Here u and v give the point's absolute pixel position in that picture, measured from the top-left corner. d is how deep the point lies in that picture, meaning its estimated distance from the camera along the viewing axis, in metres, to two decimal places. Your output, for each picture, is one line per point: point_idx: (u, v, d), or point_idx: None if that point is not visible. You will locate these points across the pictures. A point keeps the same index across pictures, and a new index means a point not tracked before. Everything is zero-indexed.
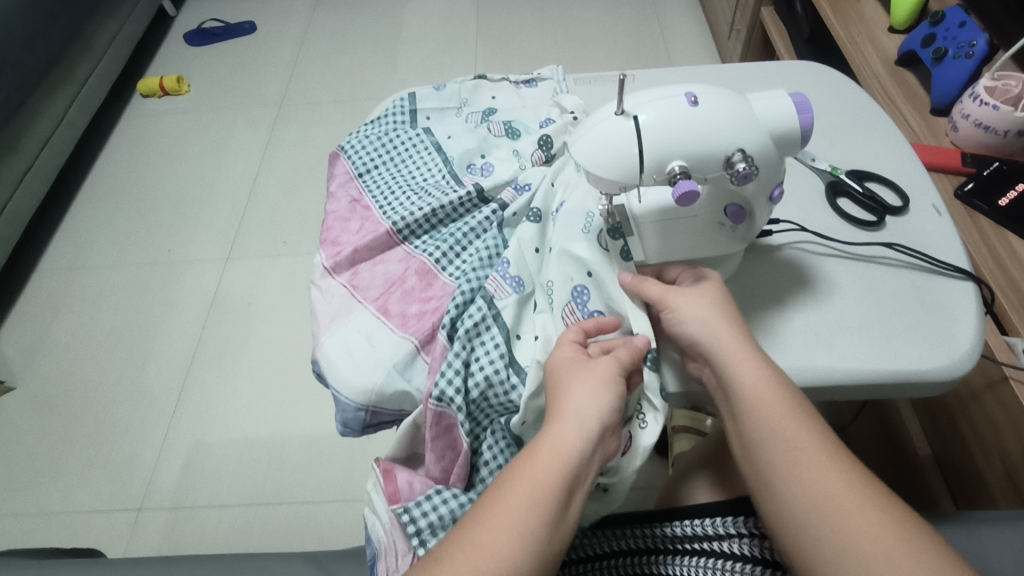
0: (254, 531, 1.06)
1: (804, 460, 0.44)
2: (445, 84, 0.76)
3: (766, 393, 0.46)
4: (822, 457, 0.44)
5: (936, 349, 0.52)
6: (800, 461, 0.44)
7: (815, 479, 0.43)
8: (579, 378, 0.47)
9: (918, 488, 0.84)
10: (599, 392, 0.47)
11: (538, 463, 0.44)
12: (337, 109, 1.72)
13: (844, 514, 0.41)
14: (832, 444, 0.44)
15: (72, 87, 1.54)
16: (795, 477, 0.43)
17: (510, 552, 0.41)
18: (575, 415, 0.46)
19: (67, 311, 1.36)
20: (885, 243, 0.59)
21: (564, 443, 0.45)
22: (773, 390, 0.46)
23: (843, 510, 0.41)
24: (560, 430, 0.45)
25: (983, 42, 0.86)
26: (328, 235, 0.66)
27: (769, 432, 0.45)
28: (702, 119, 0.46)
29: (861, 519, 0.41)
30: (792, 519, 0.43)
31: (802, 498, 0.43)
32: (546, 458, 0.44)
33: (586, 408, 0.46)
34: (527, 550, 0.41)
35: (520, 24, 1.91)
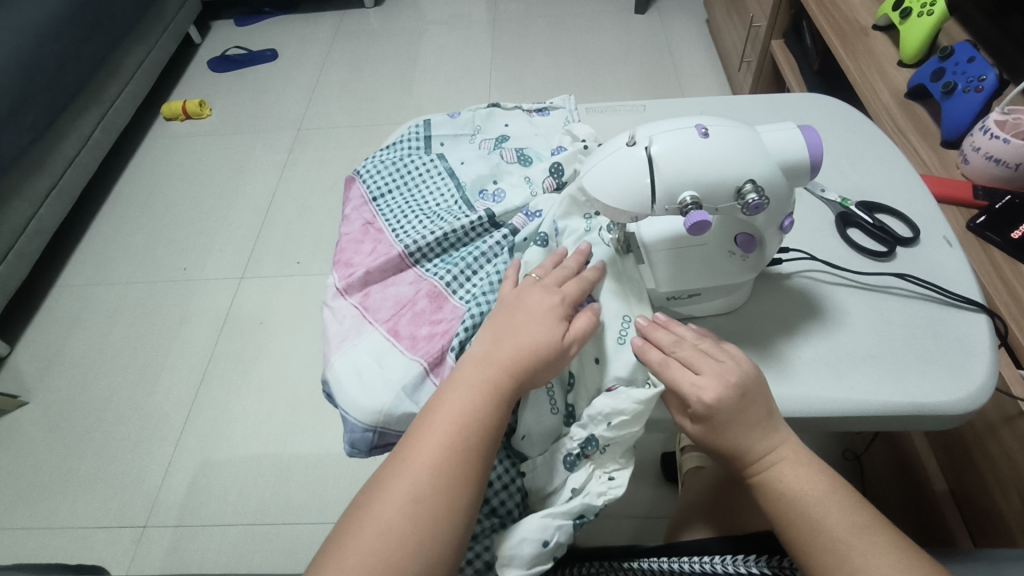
0: (258, 550, 1.05)
1: (822, 506, 0.46)
2: (459, 111, 0.77)
3: (769, 445, 0.48)
4: (830, 503, 0.46)
5: (956, 386, 0.51)
6: (816, 505, 0.46)
7: (831, 525, 0.45)
8: (538, 319, 0.51)
9: (933, 525, 0.83)
10: (545, 333, 0.50)
11: (472, 406, 0.48)
12: (354, 133, 1.76)
13: (860, 554, 0.44)
14: (840, 492, 0.47)
15: (98, 110, 1.59)
16: (819, 520, 0.45)
17: (446, 450, 0.46)
18: (517, 336, 0.50)
19: (84, 325, 1.39)
20: (897, 274, 0.59)
21: (501, 360, 0.49)
22: (774, 441, 0.48)
23: (868, 551, 0.44)
24: (499, 357, 0.49)
25: (993, 76, 0.87)
26: (340, 257, 0.68)
27: (775, 483, 0.47)
28: (712, 152, 0.46)
29: (878, 561, 0.43)
30: (811, 568, 0.45)
31: (817, 546, 0.45)
32: (482, 400, 0.48)
33: (529, 331, 0.50)
34: (459, 452, 0.46)
35: (533, 52, 1.96)
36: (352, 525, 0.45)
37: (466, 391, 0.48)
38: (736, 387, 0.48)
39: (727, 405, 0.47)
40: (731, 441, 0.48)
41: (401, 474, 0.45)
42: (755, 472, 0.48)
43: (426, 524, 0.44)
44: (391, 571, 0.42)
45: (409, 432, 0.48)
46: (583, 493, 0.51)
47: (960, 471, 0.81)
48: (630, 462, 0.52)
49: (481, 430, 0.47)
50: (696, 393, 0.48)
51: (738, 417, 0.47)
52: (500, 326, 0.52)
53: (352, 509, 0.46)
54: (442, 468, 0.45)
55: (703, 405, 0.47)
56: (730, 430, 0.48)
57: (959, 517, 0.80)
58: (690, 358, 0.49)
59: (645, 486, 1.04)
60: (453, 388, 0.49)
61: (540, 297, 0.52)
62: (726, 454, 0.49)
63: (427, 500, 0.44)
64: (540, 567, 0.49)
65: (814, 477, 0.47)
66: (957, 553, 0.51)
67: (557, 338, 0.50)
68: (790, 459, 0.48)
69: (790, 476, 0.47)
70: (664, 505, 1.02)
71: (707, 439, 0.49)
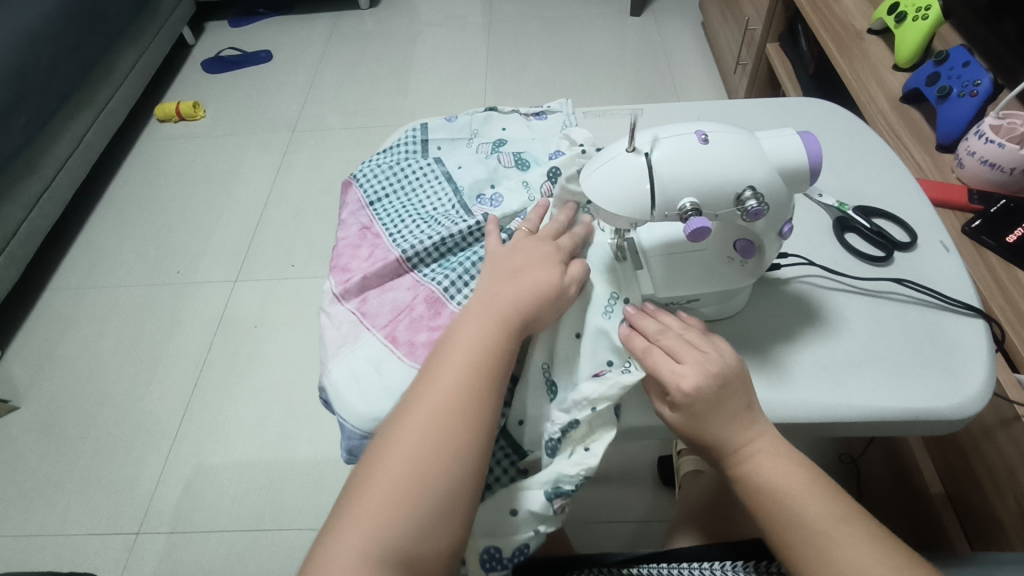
0: (252, 557, 1.04)
1: (800, 498, 0.46)
2: (456, 115, 0.77)
3: (748, 436, 0.47)
4: (808, 494, 0.46)
5: (937, 385, 0.52)
6: (794, 498, 0.46)
7: (809, 516, 0.45)
8: (537, 266, 0.53)
9: (930, 528, 0.83)
10: (546, 276, 0.52)
11: (483, 346, 0.49)
12: (349, 135, 1.75)
13: (840, 547, 0.44)
14: (818, 483, 0.47)
15: (91, 112, 1.58)
16: (797, 512, 0.45)
17: (460, 390, 0.47)
18: (521, 281, 0.52)
19: (76, 329, 1.37)
20: (894, 279, 0.59)
21: (507, 304, 0.51)
22: (751, 432, 0.47)
23: (845, 543, 0.44)
24: (506, 302, 0.51)
25: (988, 81, 0.88)
26: (338, 261, 0.67)
27: (751, 475, 0.47)
28: (711, 158, 0.46)
29: (856, 552, 0.43)
30: (791, 561, 0.45)
31: (796, 537, 0.45)
32: (493, 335, 0.49)
33: (531, 274, 0.52)
34: (472, 392, 0.47)
35: (529, 55, 1.96)
36: (370, 467, 0.46)
37: (477, 328, 0.50)
38: (716, 376, 0.47)
39: (706, 395, 0.47)
40: (709, 432, 0.47)
41: (418, 416, 0.46)
42: (732, 465, 0.48)
43: (443, 460, 0.45)
44: (411, 504, 0.44)
45: (422, 372, 0.49)
46: (557, 462, 0.50)
47: (956, 475, 0.81)
48: (609, 429, 0.50)
49: (494, 368, 0.48)
50: (675, 381, 0.47)
51: (717, 407, 0.47)
52: (500, 275, 0.53)
53: (367, 453, 0.47)
54: (457, 407, 0.46)
55: (682, 394, 0.47)
56: (709, 421, 0.47)
57: (955, 520, 0.80)
58: (672, 347, 0.49)
59: (641, 491, 1.04)
60: (461, 335, 0.50)
61: (535, 245, 0.54)
62: (704, 446, 0.48)
63: (447, 428, 0.46)
64: (519, 537, 0.50)
65: (791, 468, 0.47)
66: (952, 557, 0.51)
67: (558, 281, 0.52)
68: (767, 451, 0.47)
69: (768, 468, 0.47)
70: (661, 510, 1.02)
71: (684, 430, 0.49)
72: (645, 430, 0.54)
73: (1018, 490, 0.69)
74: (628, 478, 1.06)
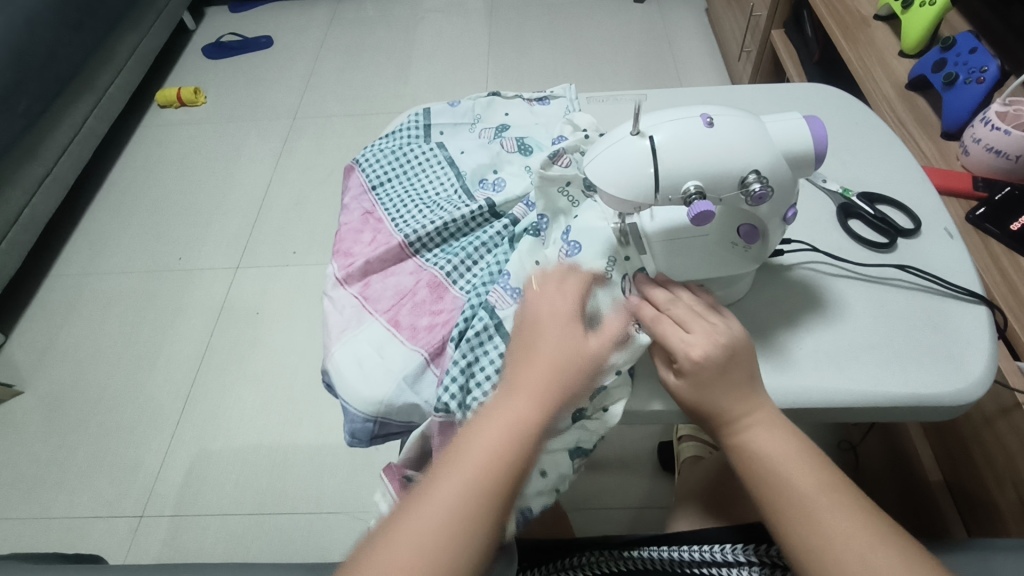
0: (255, 540, 1.05)
1: (791, 468, 0.46)
2: (459, 100, 0.76)
3: (746, 407, 0.48)
4: (801, 465, 0.46)
5: (937, 371, 0.52)
6: (786, 467, 0.46)
7: (800, 484, 0.45)
8: (575, 341, 0.48)
9: (929, 514, 0.84)
10: (582, 357, 0.48)
11: (515, 431, 0.45)
12: (350, 122, 1.74)
13: (826, 513, 0.44)
14: (810, 455, 0.47)
15: (91, 97, 1.57)
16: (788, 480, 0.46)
17: (487, 477, 0.44)
18: (558, 360, 0.47)
19: (78, 314, 1.38)
20: (898, 266, 0.59)
21: (546, 388, 0.46)
22: (751, 405, 0.48)
23: (832, 511, 0.44)
24: (540, 383, 0.46)
25: (995, 68, 0.87)
26: (340, 246, 0.67)
27: (747, 445, 0.47)
28: (717, 141, 0.46)
29: (841, 520, 0.44)
30: (778, 528, 0.45)
31: (784, 505, 0.45)
32: (524, 427, 0.45)
33: (568, 356, 0.47)
34: (500, 483, 0.44)
35: (531, 41, 1.94)
36: (382, 547, 0.42)
37: (508, 418, 0.45)
38: (725, 347, 0.48)
39: (714, 363, 0.48)
40: (712, 403, 0.48)
41: (440, 502, 0.43)
42: (727, 434, 0.48)
43: (462, 552, 0.42)
44: None
45: (445, 455, 0.45)
46: (578, 426, 0.51)
47: (955, 463, 0.82)
48: (626, 391, 0.53)
49: (524, 457, 0.45)
50: (684, 349, 0.48)
51: (722, 376, 0.48)
52: (531, 344, 0.48)
53: (380, 530, 0.43)
54: (481, 500, 0.43)
55: (690, 361, 0.48)
56: (711, 389, 0.48)
57: (954, 507, 0.81)
58: (683, 317, 0.50)
59: (641, 477, 1.05)
60: (492, 416, 0.46)
61: (566, 311, 0.49)
62: (704, 415, 0.49)
63: (468, 522, 0.43)
64: (540, 496, 0.51)
65: (784, 439, 0.47)
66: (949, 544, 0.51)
67: (592, 364, 0.48)
68: (764, 422, 0.48)
69: (761, 438, 0.47)
70: (660, 496, 1.02)
71: (686, 399, 0.49)
72: (647, 415, 0.55)
73: (1017, 477, 0.69)
74: (628, 464, 1.06)
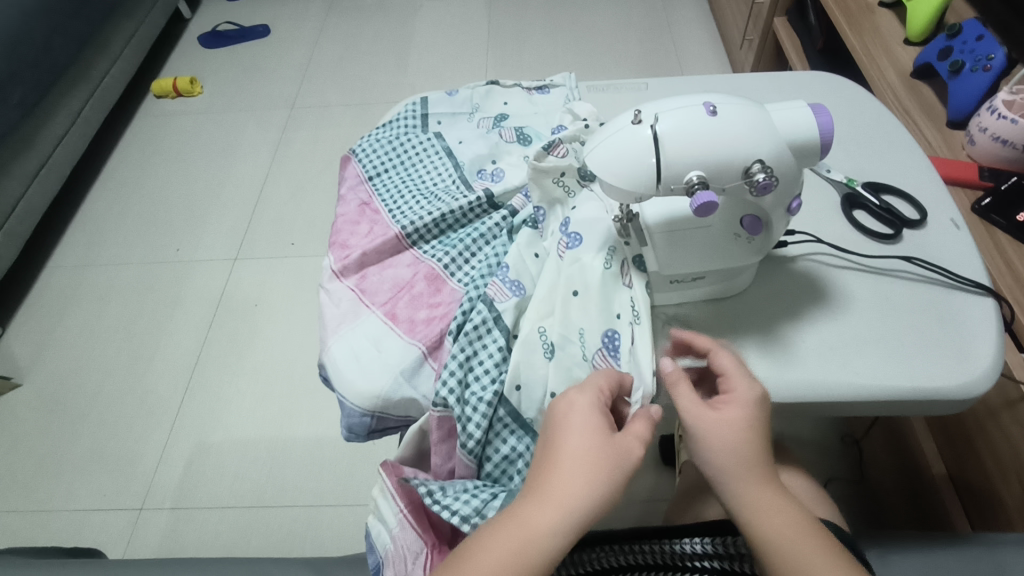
0: (255, 533, 1.05)
1: (807, 546, 0.41)
2: (457, 89, 0.75)
3: (771, 470, 0.44)
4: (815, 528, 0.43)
5: (943, 365, 0.51)
6: (806, 544, 0.41)
7: (820, 567, 0.40)
8: (593, 437, 0.42)
9: (933, 508, 0.83)
10: (603, 456, 0.41)
11: (517, 546, 0.39)
12: (348, 112, 1.72)
13: None
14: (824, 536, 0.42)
15: (86, 87, 1.55)
16: (808, 558, 0.40)
17: None
18: (569, 459, 0.41)
19: (76, 307, 1.37)
20: (904, 257, 0.58)
21: (558, 496, 0.40)
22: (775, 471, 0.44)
23: None
24: (548, 486, 0.40)
25: (1001, 55, 0.85)
26: (336, 238, 0.66)
27: (769, 510, 0.42)
28: (720, 130, 0.45)
29: None
30: None
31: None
32: (530, 539, 0.39)
33: (580, 454, 0.41)
34: None
35: (531, 30, 1.92)
36: None
37: (512, 529, 0.39)
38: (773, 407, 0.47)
39: (767, 414, 0.46)
40: (750, 453, 0.43)
41: None
42: (749, 493, 0.42)
43: None
44: None
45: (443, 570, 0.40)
46: None
47: (958, 456, 0.81)
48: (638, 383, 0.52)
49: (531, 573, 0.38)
50: (748, 386, 0.46)
51: (767, 431, 0.45)
52: (546, 449, 0.43)
53: None
54: None
55: (753, 398, 0.45)
56: (754, 438, 0.44)
57: (957, 499, 0.80)
58: (738, 361, 0.48)
59: (642, 470, 1.04)
60: (494, 527, 0.40)
61: (583, 405, 0.44)
62: (736, 464, 0.43)
63: None
64: None
65: (798, 515, 0.42)
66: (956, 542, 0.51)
67: (618, 464, 0.41)
68: (780, 492, 0.43)
69: (781, 506, 0.42)
70: (661, 489, 1.02)
71: (717, 440, 0.44)
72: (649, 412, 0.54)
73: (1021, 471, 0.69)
74: None
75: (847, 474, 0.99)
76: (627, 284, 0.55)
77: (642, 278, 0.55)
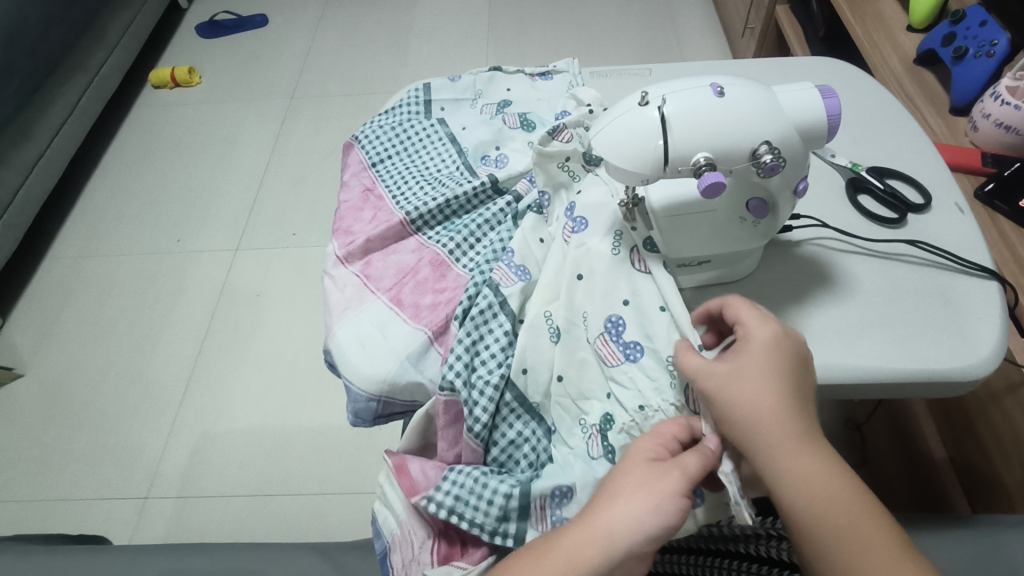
0: (259, 520, 1.06)
1: (835, 492, 0.40)
2: (459, 75, 0.75)
3: (795, 415, 0.42)
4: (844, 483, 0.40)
5: (948, 348, 0.51)
6: (832, 491, 0.40)
7: (846, 511, 0.39)
8: (639, 467, 0.43)
9: (935, 492, 0.84)
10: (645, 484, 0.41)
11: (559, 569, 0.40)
12: (348, 102, 1.72)
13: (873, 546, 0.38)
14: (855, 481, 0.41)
15: (84, 77, 1.54)
16: (833, 504, 0.39)
17: None
18: (613, 490, 0.42)
19: (77, 298, 1.37)
20: (908, 241, 0.58)
21: (599, 524, 0.41)
22: (802, 417, 0.43)
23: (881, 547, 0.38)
24: (590, 515, 0.42)
25: (1005, 41, 0.84)
26: (341, 224, 0.66)
27: (792, 457, 0.41)
28: (728, 111, 0.45)
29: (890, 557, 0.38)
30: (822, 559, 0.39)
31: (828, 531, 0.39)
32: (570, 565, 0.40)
33: (625, 485, 0.42)
34: None
35: (531, 18, 1.90)
36: None
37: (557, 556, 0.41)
38: (798, 351, 0.45)
39: (787, 356, 0.44)
40: (770, 399, 0.42)
41: None
42: (770, 443, 0.42)
43: None
44: None
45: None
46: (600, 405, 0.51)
47: (960, 441, 0.82)
48: None
49: None
50: (760, 331, 0.45)
51: (790, 375, 0.44)
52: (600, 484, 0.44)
53: None
54: None
55: (765, 342, 0.44)
56: (773, 383, 0.43)
57: (958, 485, 0.81)
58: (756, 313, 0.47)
59: None
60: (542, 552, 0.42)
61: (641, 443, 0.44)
62: (757, 414, 0.42)
63: None
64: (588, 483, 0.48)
65: (827, 462, 0.41)
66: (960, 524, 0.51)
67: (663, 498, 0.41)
68: (808, 439, 0.42)
69: (805, 452, 0.41)
70: None
71: (734, 397, 0.43)
72: None
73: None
74: None
75: (850, 459, 0.99)
76: (644, 271, 0.53)
77: (657, 261, 0.54)
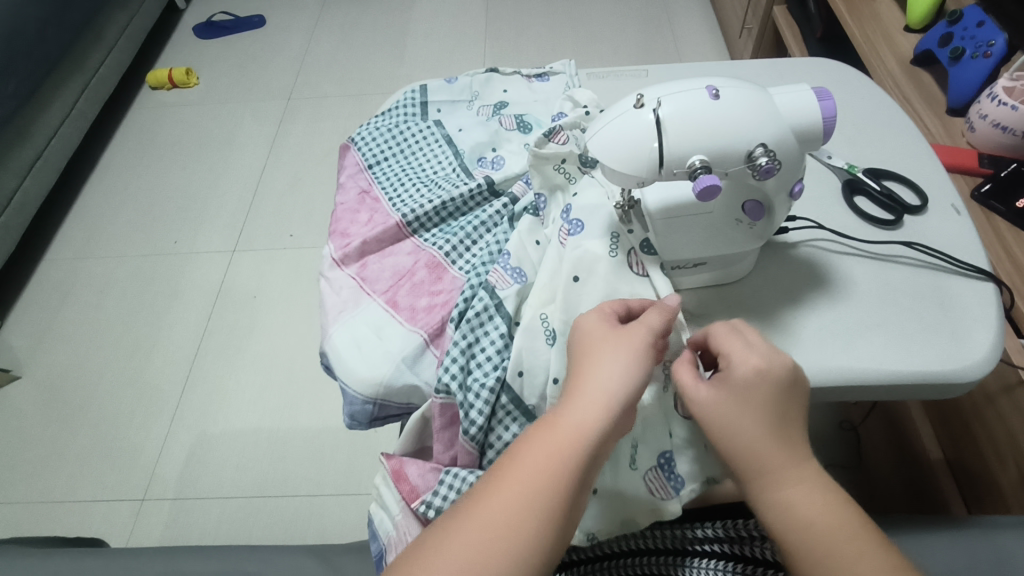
0: (255, 522, 1.06)
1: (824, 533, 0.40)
2: (456, 76, 0.75)
3: (785, 450, 0.42)
4: (823, 512, 0.41)
5: (942, 349, 0.51)
6: (823, 533, 0.40)
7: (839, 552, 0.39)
8: (622, 359, 0.43)
9: (931, 493, 0.84)
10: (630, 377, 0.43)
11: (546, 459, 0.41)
12: (345, 103, 1.71)
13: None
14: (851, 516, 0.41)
15: (81, 78, 1.54)
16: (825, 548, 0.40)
17: (509, 513, 0.40)
18: (597, 385, 0.43)
19: (74, 299, 1.37)
20: (904, 242, 0.58)
21: (587, 421, 0.42)
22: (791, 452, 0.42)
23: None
24: (574, 405, 0.42)
25: (1003, 40, 0.85)
26: (337, 226, 0.66)
27: (781, 501, 0.41)
28: (723, 113, 0.45)
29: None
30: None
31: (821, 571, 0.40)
32: (560, 459, 0.41)
33: (609, 379, 0.43)
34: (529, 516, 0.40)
35: (529, 19, 1.90)
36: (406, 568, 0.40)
37: (541, 447, 0.42)
38: (787, 375, 0.43)
39: (774, 386, 0.43)
40: (759, 442, 0.42)
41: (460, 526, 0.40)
42: (760, 486, 0.42)
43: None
44: None
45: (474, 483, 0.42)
46: None
47: (956, 442, 0.82)
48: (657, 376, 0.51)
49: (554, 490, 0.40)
50: (744, 361, 0.43)
51: (777, 405, 0.43)
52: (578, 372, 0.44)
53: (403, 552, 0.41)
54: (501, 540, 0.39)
55: (750, 373, 0.43)
56: (756, 418, 0.42)
57: (953, 484, 0.81)
58: (742, 335, 0.45)
59: None
60: (525, 447, 0.42)
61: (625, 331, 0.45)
62: (745, 457, 0.42)
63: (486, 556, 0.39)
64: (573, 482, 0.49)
65: (819, 497, 0.41)
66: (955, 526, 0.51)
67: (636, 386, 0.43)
68: (797, 477, 0.41)
69: (794, 492, 0.41)
70: None
71: (720, 438, 0.43)
72: None
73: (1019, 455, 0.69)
74: None
75: (846, 460, 1.00)
76: (643, 274, 0.53)
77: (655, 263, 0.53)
